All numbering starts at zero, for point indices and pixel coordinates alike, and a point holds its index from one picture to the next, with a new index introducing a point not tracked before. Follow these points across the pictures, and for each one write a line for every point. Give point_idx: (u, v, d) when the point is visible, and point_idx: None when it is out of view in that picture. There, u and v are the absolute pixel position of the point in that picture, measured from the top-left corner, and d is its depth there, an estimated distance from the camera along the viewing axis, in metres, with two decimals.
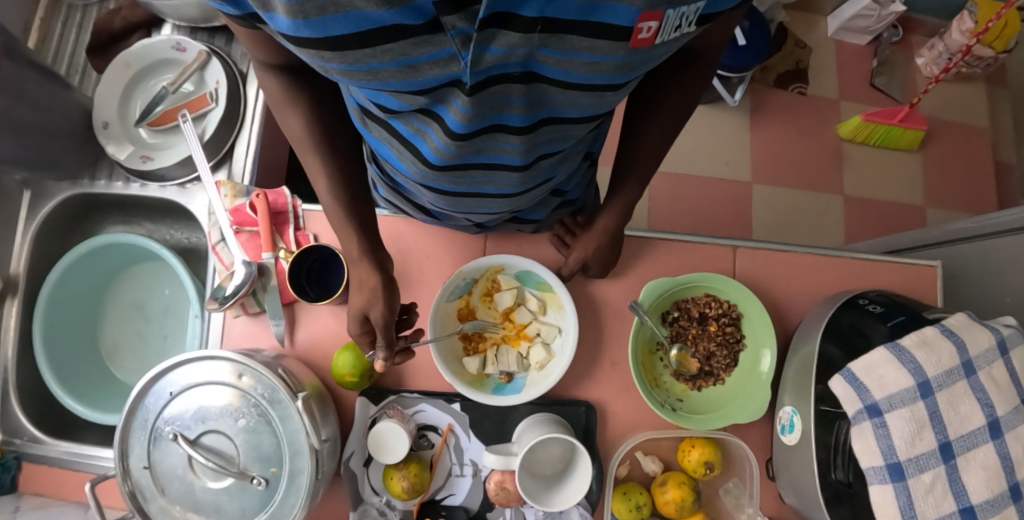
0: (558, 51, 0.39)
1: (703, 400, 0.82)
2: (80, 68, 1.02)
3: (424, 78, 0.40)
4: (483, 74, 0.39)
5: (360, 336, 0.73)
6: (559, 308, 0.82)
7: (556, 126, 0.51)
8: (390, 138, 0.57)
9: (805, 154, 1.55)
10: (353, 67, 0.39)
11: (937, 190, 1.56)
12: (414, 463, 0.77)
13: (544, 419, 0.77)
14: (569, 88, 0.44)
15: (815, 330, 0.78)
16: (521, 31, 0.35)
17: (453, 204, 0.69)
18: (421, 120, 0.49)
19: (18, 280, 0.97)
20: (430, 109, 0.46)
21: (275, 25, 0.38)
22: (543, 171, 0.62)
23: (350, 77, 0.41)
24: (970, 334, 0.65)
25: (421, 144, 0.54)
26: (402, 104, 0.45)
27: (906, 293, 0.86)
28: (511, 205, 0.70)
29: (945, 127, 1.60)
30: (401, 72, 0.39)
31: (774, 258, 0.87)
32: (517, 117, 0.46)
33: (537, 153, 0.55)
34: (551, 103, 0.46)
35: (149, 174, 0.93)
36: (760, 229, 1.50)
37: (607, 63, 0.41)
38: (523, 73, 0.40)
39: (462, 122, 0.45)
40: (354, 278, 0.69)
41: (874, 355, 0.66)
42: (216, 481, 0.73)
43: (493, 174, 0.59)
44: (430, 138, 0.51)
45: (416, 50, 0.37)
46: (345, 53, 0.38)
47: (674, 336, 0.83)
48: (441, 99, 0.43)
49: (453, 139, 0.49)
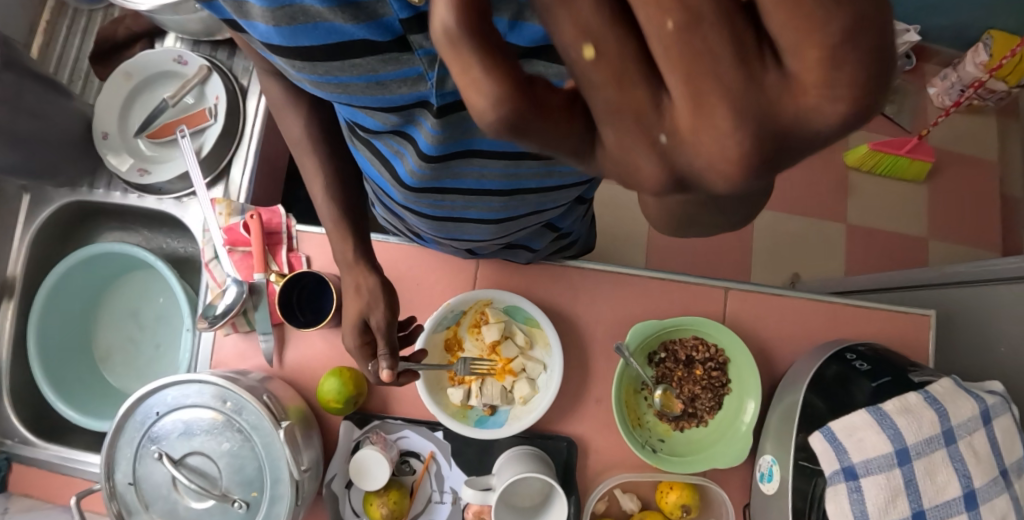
0: None
1: (684, 441, 0.83)
2: (82, 75, 1.03)
3: (393, 97, 0.41)
4: (452, 97, 0.39)
5: (359, 349, 0.71)
6: (546, 344, 0.83)
7: (536, 161, 0.50)
8: (371, 155, 0.56)
9: (809, 181, 1.54)
10: (322, 78, 0.41)
11: (942, 223, 1.54)
12: (395, 490, 0.78)
13: (525, 455, 0.77)
14: None
15: (801, 380, 0.77)
16: None
17: (438, 228, 0.67)
18: (398, 141, 0.49)
19: (15, 283, 0.99)
20: (403, 129, 0.46)
21: (254, 34, 0.40)
22: (525, 203, 0.61)
23: (319, 87, 0.42)
24: (954, 403, 0.65)
25: (398, 164, 0.54)
26: (377, 123, 0.46)
27: (896, 344, 0.86)
28: (497, 232, 0.68)
29: (953, 158, 1.58)
30: (369, 88, 0.40)
31: (765, 302, 0.86)
32: (489, 142, 0.46)
33: (517, 182, 0.55)
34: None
35: (147, 187, 0.93)
36: (759, 255, 1.49)
37: None
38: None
39: (432, 144, 0.45)
40: (347, 282, 0.68)
41: (856, 417, 0.65)
42: (199, 501, 0.74)
43: (473, 199, 0.58)
44: (406, 160, 0.51)
45: (384, 67, 0.38)
46: (315, 64, 0.39)
47: (660, 377, 0.84)
48: (411, 119, 0.44)
49: (425, 162, 0.49)
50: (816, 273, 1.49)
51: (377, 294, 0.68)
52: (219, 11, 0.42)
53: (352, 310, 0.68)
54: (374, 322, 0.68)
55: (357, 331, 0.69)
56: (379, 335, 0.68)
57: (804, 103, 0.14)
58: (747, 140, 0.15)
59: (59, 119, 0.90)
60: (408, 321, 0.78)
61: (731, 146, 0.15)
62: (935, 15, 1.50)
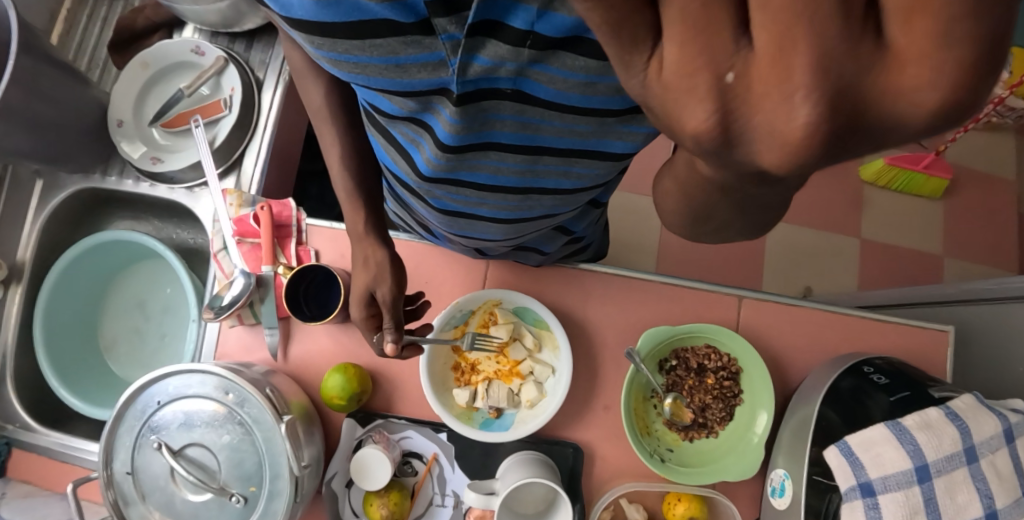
0: (551, 69, 0.37)
1: (693, 452, 0.81)
2: (100, 63, 1.03)
3: (412, 81, 0.40)
4: (472, 86, 0.39)
5: (364, 321, 0.72)
6: (555, 347, 0.81)
7: (554, 157, 0.49)
8: (387, 144, 0.55)
9: (823, 195, 1.52)
10: (340, 57, 0.40)
11: (958, 241, 1.52)
12: (396, 491, 0.76)
13: (530, 460, 0.75)
14: (566, 111, 0.42)
15: (815, 395, 0.75)
16: (510, 44, 0.34)
17: (449, 223, 0.66)
18: (414, 129, 0.48)
19: (24, 267, 0.98)
20: (420, 117, 0.45)
21: (274, 8, 0.39)
22: (539, 205, 0.60)
23: (337, 66, 0.41)
24: (976, 419, 0.63)
25: (414, 153, 0.53)
26: (394, 107, 0.45)
27: (914, 359, 0.84)
28: (509, 233, 0.67)
29: (970, 176, 1.56)
30: (388, 70, 0.39)
31: (780, 312, 0.84)
32: (508, 134, 0.46)
33: (532, 179, 0.53)
34: (545, 128, 0.45)
35: (159, 176, 0.93)
36: (771, 268, 1.47)
37: (605, 84, 0.38)
38: (514, 91, 0.40)
39: (450, 134, 0.44)
40: (356, 253, 0.68)
41: (874, 431, 0.63)
42: (196, 494, 0.72)
43: (486, 196, 0.57)
44: (423, 148, 0.50)
45: (405, 49, 0.37)
46: (335, 42, 0.38)
47: (670, 385, 0.83)
48: (429, 106, 0.43)
49: (441, 152, 0.48)
50: (829, 287, 1.47)
51: (384, 267, 0.67)
52: None
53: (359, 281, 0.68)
54: (380, 295, 0.68)
55: (363, 303, 0.70)
56: (384, 309, 0.68)
57: (888, 89, 0.17)
58: (814, 108, 0.18)
59: (75, 105, 0.90)
60: (415, 296, 0.78)
61: (797, 111, 0.18)
62: None
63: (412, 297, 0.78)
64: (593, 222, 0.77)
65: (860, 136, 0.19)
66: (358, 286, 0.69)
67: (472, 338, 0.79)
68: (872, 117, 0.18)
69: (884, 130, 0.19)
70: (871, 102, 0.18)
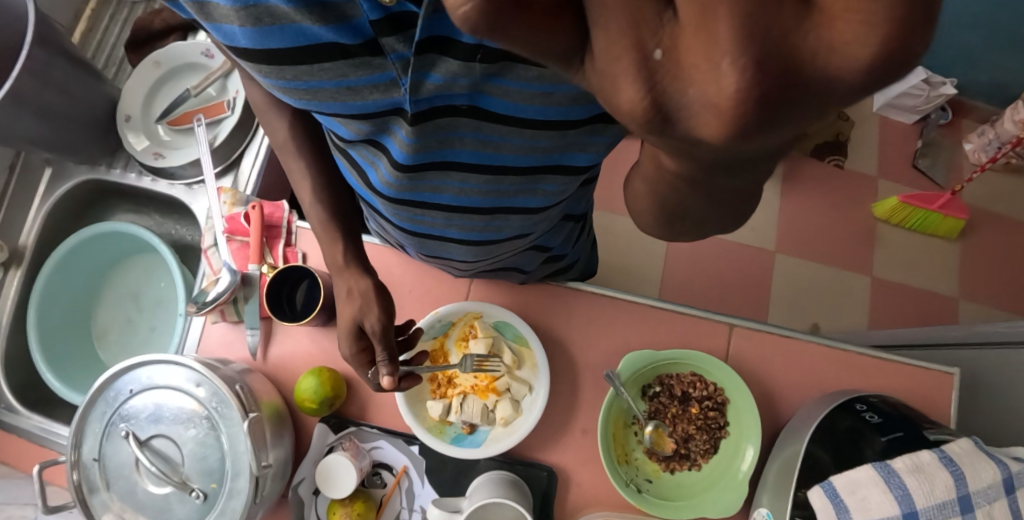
0: (505, 82, 0.36)
1: (674, 484, 0.77)
2: (117, 61, 1.07)
3: (366, 103, 0.40)
4: (427, 104, 0.38)
5: (356, 357, 0.69)
6: (534, 366, 0.79)
7: (517, 176, 0.49)
8: (348, 164, 0.55)
9: (834, 229, 1.48)
10: (291, 84, 0.40)
11: (976, 284, 1.46)
12: (361, 501, 0.74)
13: (500, 481, 0.72)
14: (525, 126, 0.41)
15: (803, 431, 0.72)
16: (460, 60, 0.34)
17: (418, 243, 0.66)
18: (371, 151, 0.48)
19: (24, 252, 1.00)
20: (376, 139, 0.45)
21: (218, 38, 0.40)
22: (506, 226, 0.59)
23: (287, 93, 0.42)
24: (972, 465, 0.58)
25: (371, 173, 0.52)
26: (349, 132, 0.45)
27: (913, 401, 0.79)
28: (478, 255, 0.66)
29: (989, 218, 1.51)
30: (340, 93, 0.40)
31: (772, 343, 0.81)
32: (466, 152, 0.45)
33: (498, 199, 0.53)
34: (505, 146, 0.44)
35: (160, 171, 0.95)
36: (776, 301, 1.43)
37: (561, 94, 0.37)
38: (470, 107, 0.39)
39: (406, 153, 0.44)
40: (340, 287, 0.67)
41: (861, 472, 0.59)
42: (158, 486, 0.71)
43: (452, 217, 0.56)
44: (380, 169, 0.50)
45: (355, 71, 0.37)
46: (283, 68, 0.39)
47: (652, 412, 0.79)
48: (384, 127, 0.43)
49: (399, 172, 0.47)
50: (837, 324, 1.42)
51: (373, 296, 0.66)
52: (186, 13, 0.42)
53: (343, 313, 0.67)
54: (368, 326, 0.66)
55: (352, 337, 0.67)
56: (374, 339, 0.66)
57: (823, 45, 0.16)
58: (741, 75, 0.17)
59: (86, 98, 0.92)
60: (406, 325, 0.75)
61: (724, 79, 0.17)
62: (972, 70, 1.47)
63: (404, 327, 0.75)
64: (570, 239, 0.76)
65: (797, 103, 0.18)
66: (345, 319, 0.67)
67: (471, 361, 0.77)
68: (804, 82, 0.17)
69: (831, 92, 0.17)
70: (806, 63, 0.17)
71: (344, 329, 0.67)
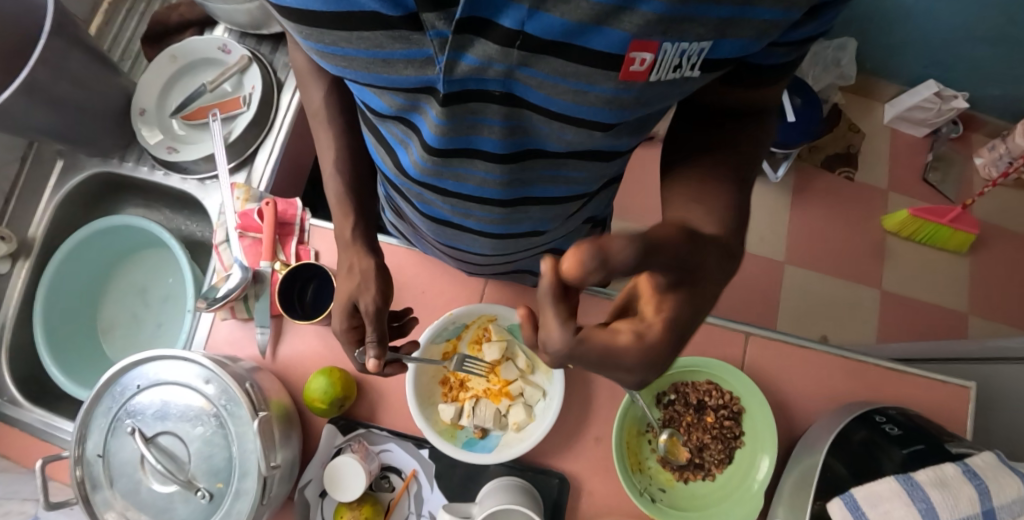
0: (539, 73, 0.36)
1: (687, 494, 0.76)
2: (133, 55, 1.06)
3: (400, 77, 0.39)
4: (459, 86, 0.38)
5: (346, 333, 0.64)
6: (548, 371, 0.78)
7: (542, 161, 0.49)
8: (376, 142, 0.56)
9: (843, 241, 1.48)
10: (328, 48, 0.40)
11: (985, 299, 1.46)
12: (368, 505, 0.73)
13: (511, 487, 0.71)
14: (554, 119, 0.41)
15: (822, 443, 0.71)
16: (498, 45, 0.33)
17: (437, 231, 0.67)
18: (402, 130, 0.48)
19: (33, 243, 0.99)
20: (407, 116, 0.45)
21: None
22: (526, 216, 0.60)
23: (323, 58, 0.41)
24: (996, 481, 0.56)
25: (400, 153, 0.53)
26: (383, 105, 0.45)
27: (931, 415, 0.78)
28: (496, 248, 0.67)
29: (998, 233, 1.51)
30: (375, 64, 0.39)
31: (788, 353, 0.80)
32: (492, 142, 0.45)
33: (519, 189, 0.53)
34: (537, 133, 0.45)
35: (173, 165, 0.94)
36: (786, 312, 1.42)
37: (595, 94, 0.38)
38: (503, 93, 0.39)
39: (436, 136, 0.44)
40: (341, 259, 0.63)
41: (882, 485, 0.58)
42: (163, 485, 0.70)
43: (470, 206, 0.57)
44: (410, 150, 0.51)
45: (391, 44, 0.36)
46: (321, 32, 0.38)
47: (666, 420, 0.78)
48: (417, 105, 0.42)
49: (429, 154, 0.48)
50: (846, 337, 1.41)
51: (370, 277, 0.62)
52: None
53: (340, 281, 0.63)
54: (363, 305, 0.62)
55: (345, 314, 0.63)
56: (368, 321, 0.62)
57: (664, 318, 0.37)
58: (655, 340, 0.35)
59: (101, 91, 0.91)
60: (403, 312, 0.72)
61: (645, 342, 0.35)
62: (986, 86, 1.47)
63: (400, 313, 0.73)
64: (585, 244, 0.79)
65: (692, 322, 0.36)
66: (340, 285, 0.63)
67: (462, 360, 0.76)
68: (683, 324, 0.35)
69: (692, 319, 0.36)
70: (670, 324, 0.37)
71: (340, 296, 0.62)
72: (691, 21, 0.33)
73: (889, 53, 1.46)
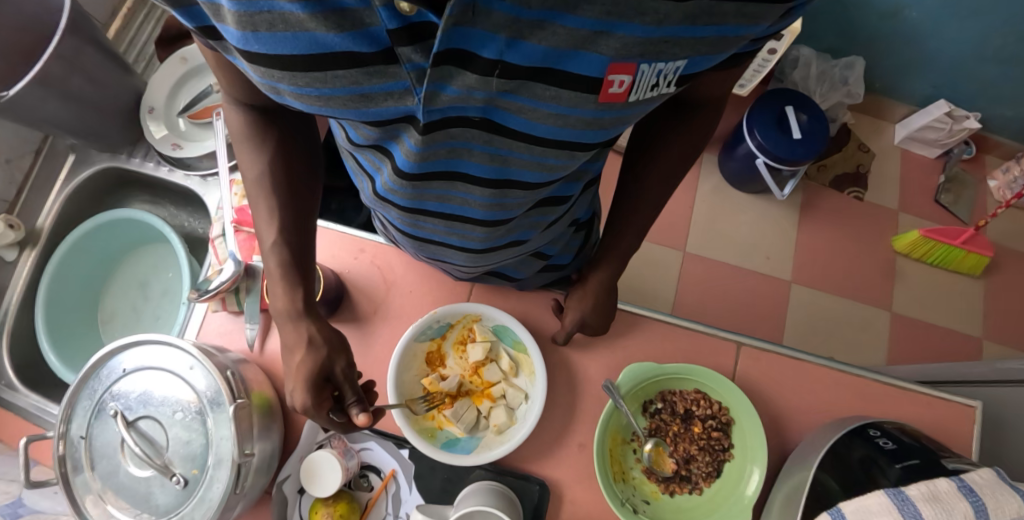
0: (522, 99, 0.38)
1: (673, 508, 0.73)
2: (146, 57, 1.12)
3: (378, 110, 0.38)
4: (439, 114, 0.38)
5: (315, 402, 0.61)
6: (531, 373, 0.77)
7: (523, 189, 0.51)
8: (357, 168, 0.57)
9: (853, 261, 1.45)
10: (303, 90, 0.38)
11: (1000, 324, 1.42)
12: (344, 503, 0.72)
13: (487, 491, 0.68)
14: (534, 141, 0.43)
15: (812, 459, 0.68)
16: (478, 74, 0.34)
17: (420, 246, 0.68)
18: (376, 156, 0.48)
19: (41, 233, 1.02)
20: (382, 145, 0.45)
21: (230, 40, 0.37)
22: (509, 231, 0.61)
23: (299, 99, 0.40)
24: (995, 497, 0.53)
25: (376, 178, 0.54)
26: (358, 136, 0.45)
27: (933, 433, 0.75)
28: (477, 261, 0.68)
29: (1013, 257, 1.47)
30: (353, 101, 0.38)
31: (781, 365, 0.78)
32: (477, 166, 0.46)
33: (500, 213, 0.55)
34: (514, 160, 0.46)
35: (178, 161, 0.97)
36: (792, 332, 1.39)
37: (576, 116, 0.40)
38: (483, 118, 0.39)
39: (410, 161, 0.44)
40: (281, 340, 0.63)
41: (872, 499, 0.55)
42: (140, 469, 0.69)
43: (454, 226, 0.59)
44: (384, 174, 0.51)
45: (369, 80, 0.36)
46: (295, 75, 0.37)
47: (653, 429, 0.76)
48: (392, 134, 0.42)
49: (401, 178, 0.49)
50: (854, 359, 1.37)
51: (333, 341, 0.63)
52: (201, 19, 0.38)
53: (293, 364, 0.62)
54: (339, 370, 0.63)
55: (313, 383, 0.61)
56: (345, 383, 0.63)
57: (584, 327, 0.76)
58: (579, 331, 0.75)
59: (113, 88, 0.95)
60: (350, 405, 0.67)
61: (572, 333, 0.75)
62: (998, 106, 1.45)
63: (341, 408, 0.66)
64: (571, 248, 0.79)
65: (596, 322, 0.73)
66: (293, 370, 0.62)
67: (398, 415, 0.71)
68: (593, 330, 0.75)
69: (597, 325, 0.74)
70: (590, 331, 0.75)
71: (303, 379, 0.61)
72: (669, 43, 0.34)
73: (898, 72, 1.45)
